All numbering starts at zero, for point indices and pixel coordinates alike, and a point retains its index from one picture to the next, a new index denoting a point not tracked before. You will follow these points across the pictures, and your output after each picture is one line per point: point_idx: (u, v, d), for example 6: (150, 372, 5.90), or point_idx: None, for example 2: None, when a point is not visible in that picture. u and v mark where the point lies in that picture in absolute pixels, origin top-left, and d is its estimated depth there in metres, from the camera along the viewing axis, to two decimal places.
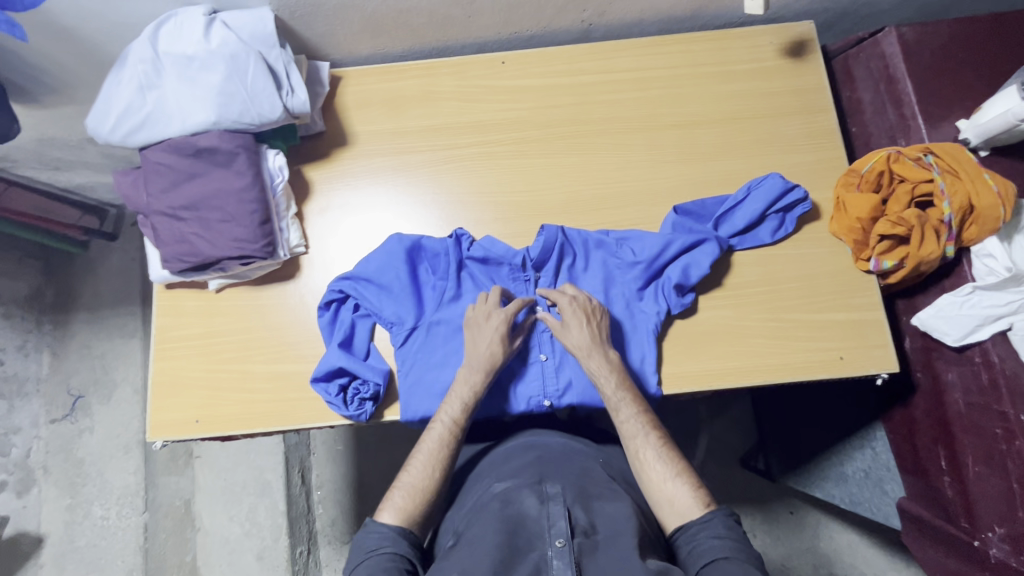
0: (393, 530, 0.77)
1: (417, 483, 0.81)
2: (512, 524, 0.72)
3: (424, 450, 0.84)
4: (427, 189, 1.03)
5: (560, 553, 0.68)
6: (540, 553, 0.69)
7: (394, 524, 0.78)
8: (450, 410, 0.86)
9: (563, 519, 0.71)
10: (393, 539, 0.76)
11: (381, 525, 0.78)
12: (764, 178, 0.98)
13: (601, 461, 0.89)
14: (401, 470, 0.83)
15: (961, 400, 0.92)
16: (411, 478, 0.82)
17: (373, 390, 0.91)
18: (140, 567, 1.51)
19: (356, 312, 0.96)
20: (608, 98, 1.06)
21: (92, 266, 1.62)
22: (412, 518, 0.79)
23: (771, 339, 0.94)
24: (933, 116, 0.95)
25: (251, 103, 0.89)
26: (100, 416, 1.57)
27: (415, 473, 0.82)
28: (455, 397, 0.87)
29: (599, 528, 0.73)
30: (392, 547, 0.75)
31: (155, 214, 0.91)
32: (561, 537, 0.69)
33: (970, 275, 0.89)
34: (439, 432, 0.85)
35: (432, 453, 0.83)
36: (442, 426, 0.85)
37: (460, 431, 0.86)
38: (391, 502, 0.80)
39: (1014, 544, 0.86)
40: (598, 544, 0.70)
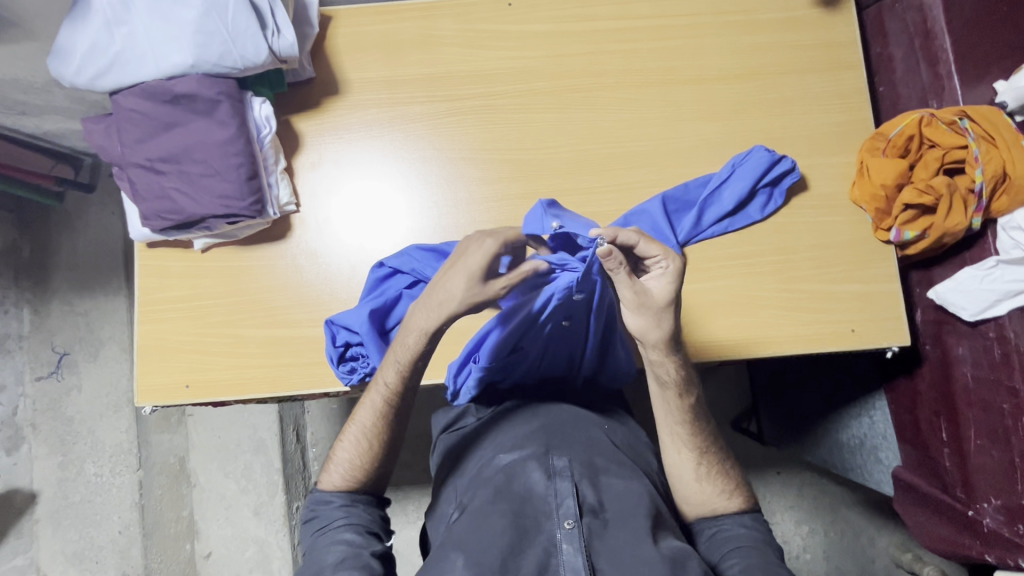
0: (341, 502, 0.81)
1: (346, 465, 0.82)
2: (519, 504, 0.73)
3: (358, 424, 0.82)
4: (426, 145, 0.96)
5: (568, 537, 0.70)
6: (549, 535, 0.71)
7: (339, 494, 0.81)
8: (388, 378, 0.80)
9: (571, 497, 0.73)
10: (346, 509, 0.81)
11: (325, 493, 0.82)
12: (748, 153, 0.93)
13: (604, 425, 0.88)
14: (338, 440, 0.84)
15: (970, 373, 0.91)
16: (345, 454, 0.82)
17: (369, 369, 0.88)
18: (137, 522, 1.52)
19: (407, 287, 0.91)
20: (622, 48, 0.98)
21: (69, 220, 1.54)
22: (354, 481, 0.82)
23: (782, 310, 0.91)
24: (970, 76, 0.89)
25: (233, 44, 0.81)
26: (86, 374, 1.53)
27: (349, 449, 0.82)
28: (388, 364, 0.80)
29: (608, 506, 0.74)
30: (347, 519, 0.80)
31: (132, 167, 0.83)
32: (570, 518, 0.71)
33: (993, 248, 0.86)
34: (374, 401, 0.81)
35: (365, 427, 0.81)
36: (378, 393, 0.81)
37: (396, 399, 0.81)
38: (333, 468, 0.83)
39: (1009, 515, 0.88)
40: (607, 524, 0.73)
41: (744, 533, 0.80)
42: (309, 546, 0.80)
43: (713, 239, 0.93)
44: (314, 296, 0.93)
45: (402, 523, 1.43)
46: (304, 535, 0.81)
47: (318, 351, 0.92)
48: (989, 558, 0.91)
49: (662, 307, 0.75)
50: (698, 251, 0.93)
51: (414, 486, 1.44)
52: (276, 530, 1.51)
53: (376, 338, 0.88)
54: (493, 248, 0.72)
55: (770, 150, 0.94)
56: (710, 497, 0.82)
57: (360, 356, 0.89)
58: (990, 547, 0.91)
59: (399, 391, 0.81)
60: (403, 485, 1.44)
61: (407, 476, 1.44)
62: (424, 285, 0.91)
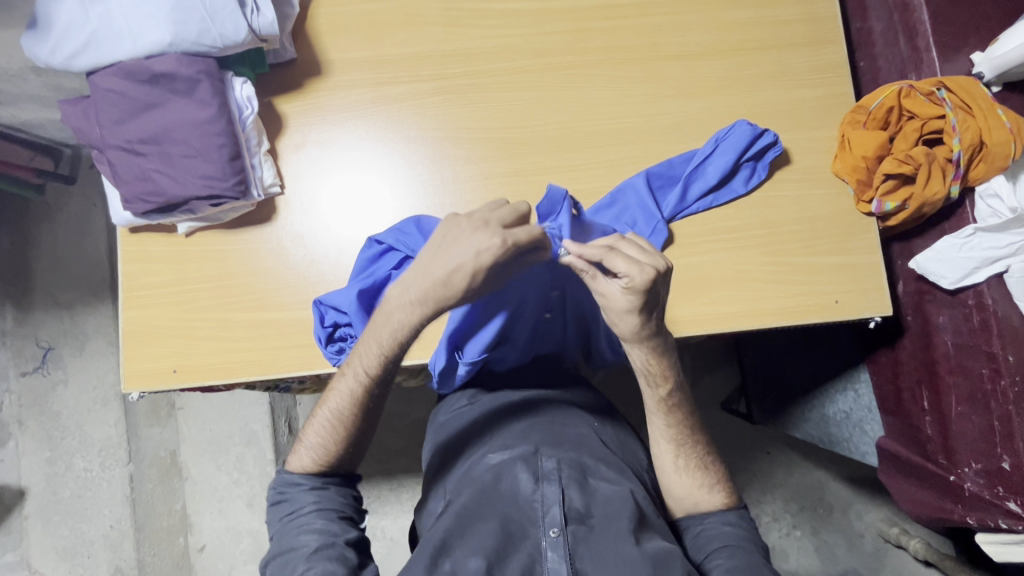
0: (312, 485, 0.80)
1: (317, 447, 0.80)
2: (507, 507, 0.75)
3: (330, 408, 0.80)
4: (411, 125, 0.96)
5: (553, 544, 0.72)
6: (534, 542, 0.73)
7: (310, 477, 0.81)
8: (366, 362, 0.79)
9: (556, 506, 0.74)
10: (316, 493, 0.80)
11: (290, 473, 0.81)
12: (731, 127, 0.94)
13: (596, 426, 0.89)
14: (308, 421, 0.82)
15: (950, 341, 0.92)
16: (315, 437, 0.80)
17: None
18: (128, 516, 1.51)
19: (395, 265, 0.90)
20: (606, 26, 0.98)
21: (50, 212, 1.52)
22: (325, 464, 0.81)
23: (767, 283, 0.92)
24: (947, 48, 0.90)
25: (211, 21, 0.80)
26: (72, 369, 1.51)
27: (320, 434, 0.80)
28: (366, 343, 0.78)
29: (593, 511, 0.75)
30: (317, 504, 0.79)
31: (112, 149, 0.82)
32: (555, 527, 0.73)
33: (971, 216, 0.88)
34: (349, 385, 0.79)
35: (339, 412, 0.80)
36: (355, 380, 0.79)
37: (374, 385, 0.80)
38: (302, 451, 0.81)
39: (989, 478, 0.90)
40: (592, 529, 0.74)
41: (729, 530, 0.81)
42: (279, 528, 0.79)
43: (698, 214, 0.94)
44: (300, 279, 0.92)
45: (396, 510, 1.44)
46: (271, 518, 0.81)
47: (307, 333, 0.91)
48: (970, 521, 0.93)
49: (624, 313, 0.74)
50: (684, 227, 0.94)
51: (408, 473, 1.45)
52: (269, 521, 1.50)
53: (364, 316, 0.87)
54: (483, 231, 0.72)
55: (753, 124, 0.95)
56: (698, 497, 0.84)
57: (349, 337, 0.89)
58: (971, 511, 0.93)
59: (377, 379, 0.79)
60: (397, 474, 1.44)
61: (400, 464, 1.45)
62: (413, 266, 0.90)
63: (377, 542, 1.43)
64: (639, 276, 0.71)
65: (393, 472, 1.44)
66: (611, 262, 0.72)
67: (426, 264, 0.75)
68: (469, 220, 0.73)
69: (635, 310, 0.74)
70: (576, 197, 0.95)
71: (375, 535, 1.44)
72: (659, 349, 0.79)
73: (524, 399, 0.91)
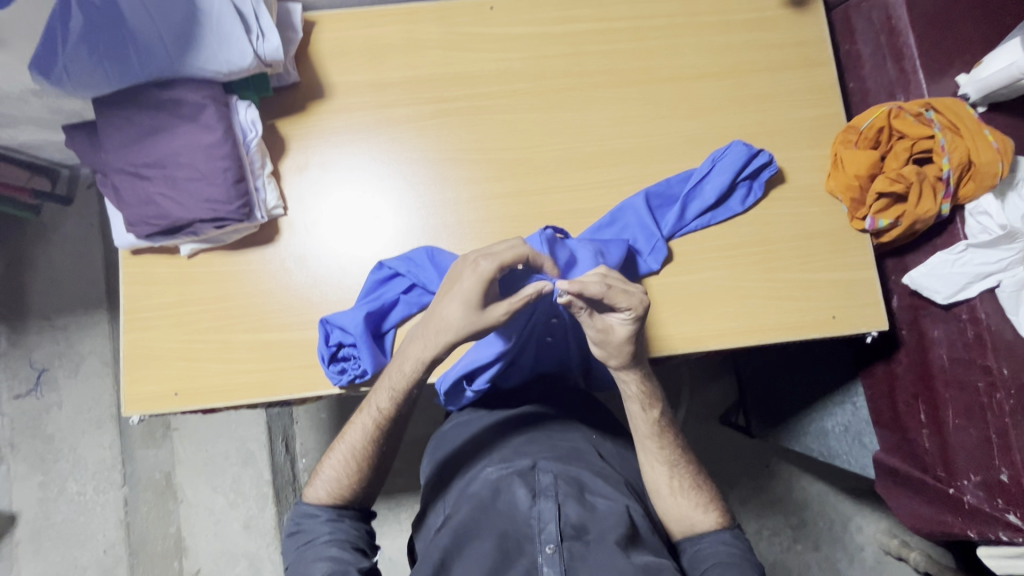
0: (328, 516, 0.81)
1: (333, 480, 0.82)
2: (503, 523, 0.75)
3: (347, 443, 0.83)
4: (412, 147, 0.97)
5: (549, 560, 0.72)
6: (530, 558, 0.72)
7: (326, 508, 0.81)
8: (378, 402, 0.81)
9: (552, 522, 0.74)
10: (331, 524, 0.80)
11: (307, 504, 0.82)
12: (727, 148, 0.96)
13: (595, 441, 0.90)
14: (326, 455, 0.84)
15: (945, 355, 0.94)
16: (332, 470, 0.82)
17: (359, 371, 0.88)
18: (122, 541, 1.48)
19: (407, 292, 0.91)
20: (604, 49, 1.00)
21: (47, 233, 1.51)
22: (341, 498, 0.82)
23: (764, 299, 0.93)
24: (933, 70, 0.93)
25: (217, 48, 0.82)
26: (67, 391, 1.49)
27: (335, 467, 0.82)
28: (383, 388, 0.81)
29: (591, 527, 0.75)
30: (332, 535, 0.79)
31: (118, 173, 0.83)
32: (551, 543, 0.73)
33: (962, 233, 0.90)
34: (362, 425, 0.82)
35: (355, 446, 0.82)
36: (369, 417, 0.82)
37: (386, 424, 0.82)
38: (318, 484, 0.83)
39: (988, 490, 0.91)
40: (588, 545, 0.73)
41: (725, 549, 0.81)
42: (292, 561, 0.79)
43: (696, 232, 0.95)
44: (303, 300, 0.93)
45: (395, 530, 1.42)
46: (286, 550, 0.80)
47: (310, 353, 0.91)
48: (971, 534, 0.94)
49: (621, 343, 0.78)
50: (683, 244, 0.95)
51: (407, 493, 1.43)
52: (266, 543, 1.48)
53: (370, 342, 0.88)
54: (487, 270, 0.73)
55: (748, 144, 0.97)
56: (695, 513, 0.84)
57: (353, 357, 0.89)
58: (971, 524, 0.94)
59: (391, 417, 0.82)
60: (395, 493, 1.43)
61: (398, 483, 1.43)
62: (424, 294, 0.91)
63: None
64: (638, 309, 0.76)
65: (391, 491, 1.43)
66: (612, 298, 0.74)
67: (437, 306, 0.77)
68: (469, 261, 0.75)
69: (632, 338, 0.78)
70: (577, 217, 0.96)
71: None
72: (646, 372, 0.84)
73: (526, 413, 0.92)
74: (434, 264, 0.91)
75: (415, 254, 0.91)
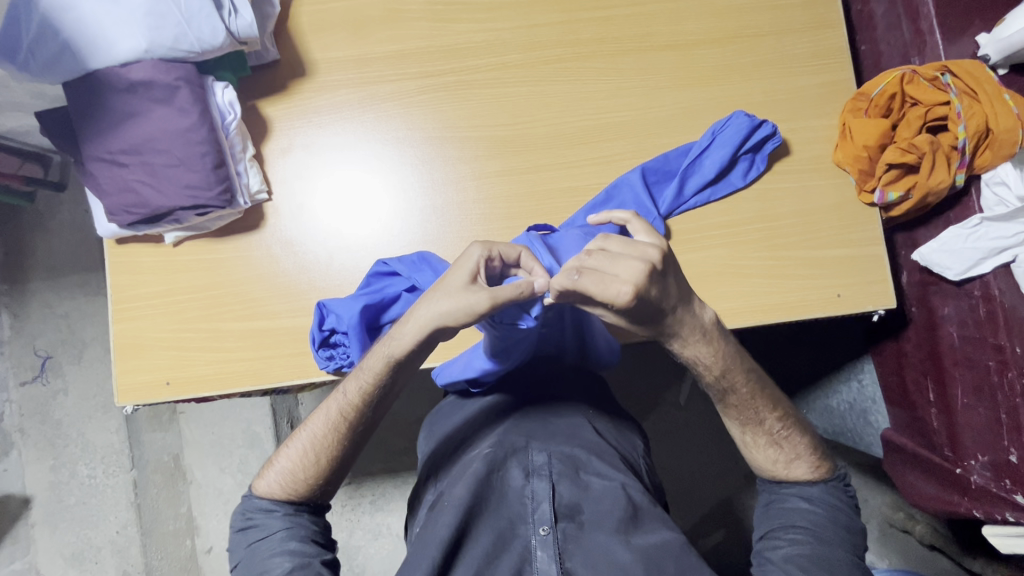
0: (285, 511, 0.79)
1: (289, 473, 0.79)
2: (497, 504, 0.75)
3: (308, 431, 0.79)
4: (399, 124, 0.94)
5: (543, 543, 0.71)
6: (524, 540, 0.72)
7: (282, 503, 0.79)
8: (351, 390, 0.76)
9: (546, 502, 0.74)
10: (289, 519, 0.79)
11: (257, 496, 0.80)
12: (728, 119, 0.91)
13: (590, 414, 0.88)
14: (282, 444, 0.82)
15: (956, 333, 0.90)
16: (286, 461, 0.80)
17: (348, 361, 0.87)
18: (134, 521, 1.51)
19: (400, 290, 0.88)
20: (598, 15, 0.95)
21: (42, 219, 1.50)
22: (294, 491, 0.80)
23: (768, 278, 0.90)
24: (951, 30, 0.87)
25: (188, 26, 0.78)
26: (72, 377, 1.51)
27: (291, 458, 0.79)
28: (354, 376, 0.77)
29: (585, 507, 0.75)
30: (290, 530, 0.78)
31: (94, 160, 0.80)
32: (545, 524, 0.73)
33: (977, 206, 0.85)
34: (326, 412, 0.78)
35: (314, 436, 0.79)
36: (333, 402, 0.77)
37: (349, 418, 0.77)
38: (270, 476, 0.80)
39: (996, 471, 0.88)
40: (581, 526, 0.74)
41: (806, 509, 0.75)
42: (247, 556, 0.78)
43: (696, 208, 0.91)
44: (292, 286, 0.91)
45: (401, 508, 1.44)
46: (240, 545, 0.79)
47: (301, 340, 0.90)
48: (976, 514, 0.91)
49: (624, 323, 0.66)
50: (682, 222, 0.91)
51: (411, 472, 1.45)
52: None
53: (361, 335, 0.85)
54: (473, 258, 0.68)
55: (750, 114, 0.92)
56: (773, 465, 0.78)
57: (344, 346, 0.88)
58: (977, 503, 0.91)
59: (356, 406, 0.76)
60: (400, 472, 1.45)
61: (403, 462, 1.44)
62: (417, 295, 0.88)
63: (382, 539, 1.44)
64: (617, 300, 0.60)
65: (396, 470, 1.45)
66: (581, 285, 0.60)
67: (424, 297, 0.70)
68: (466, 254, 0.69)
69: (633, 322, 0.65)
70: (573, 194, 0.93)
71: (380, 532, 1.44)
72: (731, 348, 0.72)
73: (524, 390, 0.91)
74: (434, 267, 0.86)
75: (415, 256, 0.88)
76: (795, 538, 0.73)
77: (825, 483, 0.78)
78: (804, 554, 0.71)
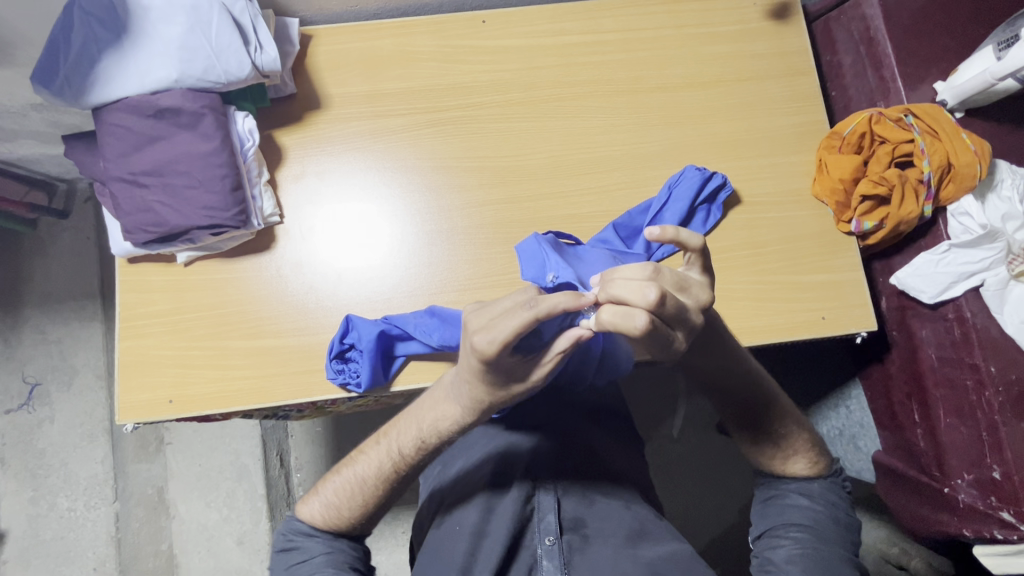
0: (326, 540, 0.79)
1: (334, 506, 0.79)
2: (501, 518, 0.77)
3: (360, 470, 0.78)
4: (407, 154, 0.99)
5: (549, 553, 0.76)
6: (531, 551, 0.77)
7: (325, 531, 0.79)
8: (403, 441, 0.75)
9: (552, 514, 0.78)
10: (328, 544, 0.79)
11: (299, 518, 0.81)
12: (680, 174, 0.97)
13: (593, 431, 0.89)
14: (332, 471, 0.81)
15: (934, 354, 0.95)
16: (333, 492, 0.79)
17: (355, 380, 0.89)
18: (112, 558, 1.45)
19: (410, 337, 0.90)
20: (593, 60, 1.03)
21: (41, 245, 1.51)
22: (337, 521, 0.79)
23: (757, 301, 0.94)
24: (911, 78, 0.96)
25: (217, 59, 0.84)
26: (60, 404, 1.48)
27: (339, 493, 0.79)
28: (411, 424, 0.74)
29: (589, 521, 0.79)
30: (329, 555, 0.78)
31: (116, 181, 0.84)
32: (550, 535, 0.77)
33: (945, 234, 0.92)
34: (382, 462, 0.76)
35: (366, 477, 0.77)
36: (389, 454, 0.76)
37: (405, 467, 0.75)
38: (316, 502, 0.80)
39: (982, 488, 0.91)
40: (586, 539, 0.78)
41: (805, 505, 0.78)
42: None
43: None
44: (299, 307, 0.93)
45: (391, 545, 1.41)
46: (279, 565, 0.79)
47: (306, 359, 0.92)
48: (966, 533, 0.93)
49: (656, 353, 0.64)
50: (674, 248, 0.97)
51: (403, 506, 1.42)
52: (260, 559, 1.45)
53: (371, 358, 0.87)
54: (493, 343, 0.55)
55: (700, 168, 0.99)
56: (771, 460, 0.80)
57: (355, 363, 0.90)
58: (966, 522, 0.93)
59: (412, 461, 0.75)
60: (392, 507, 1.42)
61: None
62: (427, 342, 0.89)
63: None
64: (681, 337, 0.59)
65: None
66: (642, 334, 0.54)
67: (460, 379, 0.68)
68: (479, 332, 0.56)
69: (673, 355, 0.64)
70: (570, 222, 0.98)
71: None
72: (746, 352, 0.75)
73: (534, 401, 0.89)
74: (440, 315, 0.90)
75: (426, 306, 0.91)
76: (796, 537, 0.76)
77: (824, 480, 0.81)
78: (803, 551, 0.74)
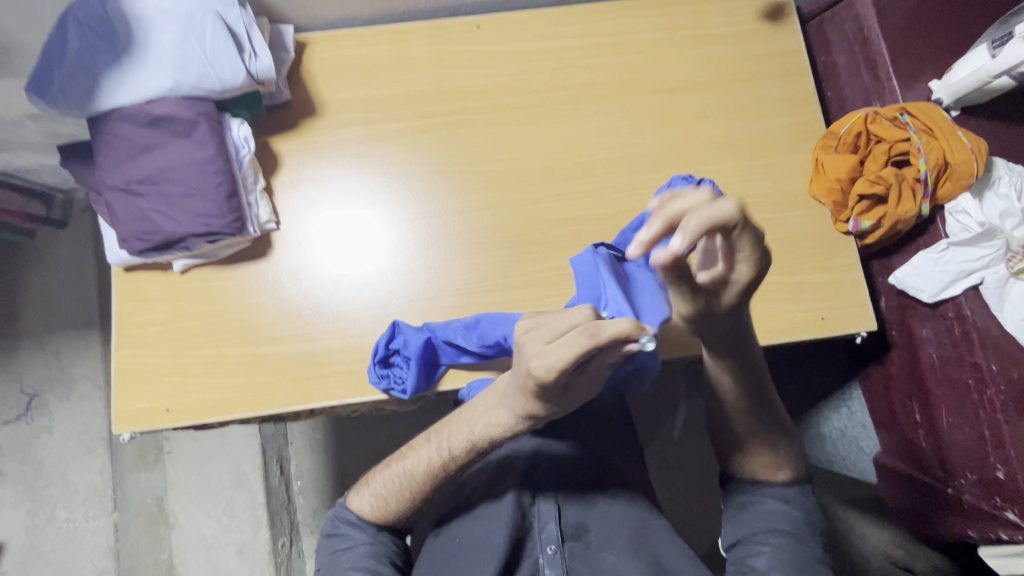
0: (371, 531, 0.79)
1: (382, 499, 0.79)
2: (499, 525, 0.76)
3: (406, 467, 0.77)
4: (403, 159, 0.99)
5: (551, 561, 0.75)
6: (534, 559, 0.76)
7: (370, 524, 0.79)
8: (455, 444, 0.73)
9: (553, 522, 0.77)
10: (372, 534, 0.79)
11: (348, 508, 0.81)
12: (669, 183, 0.96)
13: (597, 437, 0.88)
14: (380, 466, 0.81)
15: (935, 353, 0.94)
16: (381, 486, 0.79)
17: (400, 387, 0.89)
18: (112, 569, 1.44)
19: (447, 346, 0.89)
20: (588, 63, 1.03)
21: (40, 255, 1.51)
22: (382, 513, 0.79)
23: (756, 302, 0.94)
24: (906, 77, 0.96)
25: (211, 67, 0.84)
26: (58, 414, 1.48)
27: (387, 486, 0.78)
28: (462, 426, 0.72)
29: (591, 526, 0.78)
30: (372, 546, 0.78)
31: (112, 190, 0.84)
32: (552, 543, 0.76)
33: (942, 232, 0.91)
34: (432, 461, 0.74)
35: (412, 474, 0.76)
36: (437, 454, 0.74)
37: (455, 468, 0.74)
38: (364, 494, 0.81)
39: (986, 488, 0.90)
40: (589, 545, 0.77)
41: (786, 512, 0.77)
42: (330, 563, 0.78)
43: None
44: (297, 316, 0.93)
45: None
46: (325, 551, 0.80)
47: (304, 366, 0.91)
48: (971, 533, 0.93)
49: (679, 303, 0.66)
50: None
51: None
52: (261, 568, 1.44)
53: (417, 364, 0.88)
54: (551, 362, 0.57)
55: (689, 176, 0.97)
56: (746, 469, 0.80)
57: (399, 368, 0.90)
58: (972, 522, 0.93)
59: (460, 463, 0.73)
60: None
61: None
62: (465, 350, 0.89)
63: None
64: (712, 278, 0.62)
65: None
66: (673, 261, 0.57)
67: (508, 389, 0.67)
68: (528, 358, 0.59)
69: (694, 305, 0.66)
70: (568, 225, 0.98)
71: None
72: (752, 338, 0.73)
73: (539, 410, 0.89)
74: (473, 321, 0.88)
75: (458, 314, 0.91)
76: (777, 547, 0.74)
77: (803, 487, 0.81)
78: (784, 557, 0.73)
